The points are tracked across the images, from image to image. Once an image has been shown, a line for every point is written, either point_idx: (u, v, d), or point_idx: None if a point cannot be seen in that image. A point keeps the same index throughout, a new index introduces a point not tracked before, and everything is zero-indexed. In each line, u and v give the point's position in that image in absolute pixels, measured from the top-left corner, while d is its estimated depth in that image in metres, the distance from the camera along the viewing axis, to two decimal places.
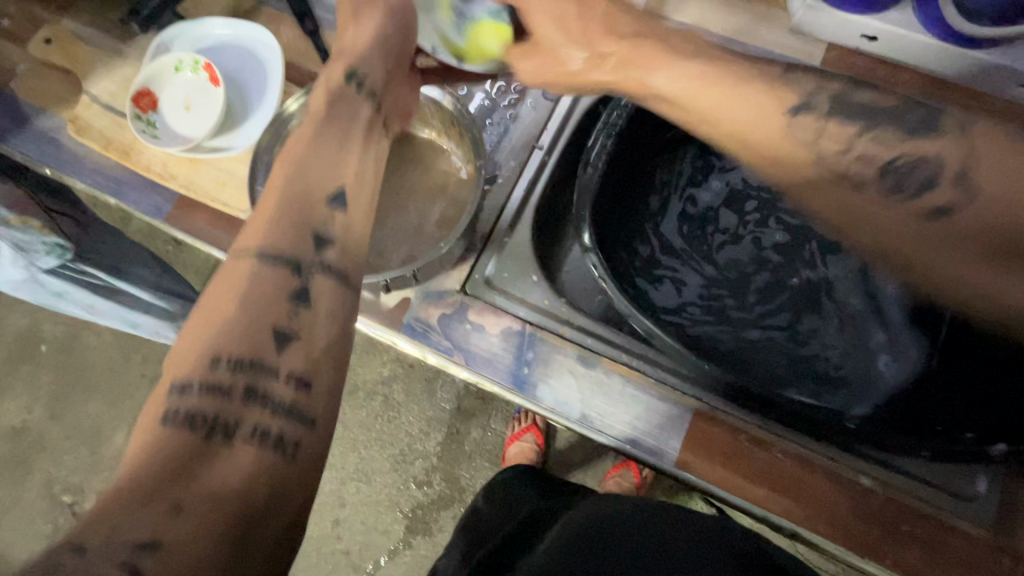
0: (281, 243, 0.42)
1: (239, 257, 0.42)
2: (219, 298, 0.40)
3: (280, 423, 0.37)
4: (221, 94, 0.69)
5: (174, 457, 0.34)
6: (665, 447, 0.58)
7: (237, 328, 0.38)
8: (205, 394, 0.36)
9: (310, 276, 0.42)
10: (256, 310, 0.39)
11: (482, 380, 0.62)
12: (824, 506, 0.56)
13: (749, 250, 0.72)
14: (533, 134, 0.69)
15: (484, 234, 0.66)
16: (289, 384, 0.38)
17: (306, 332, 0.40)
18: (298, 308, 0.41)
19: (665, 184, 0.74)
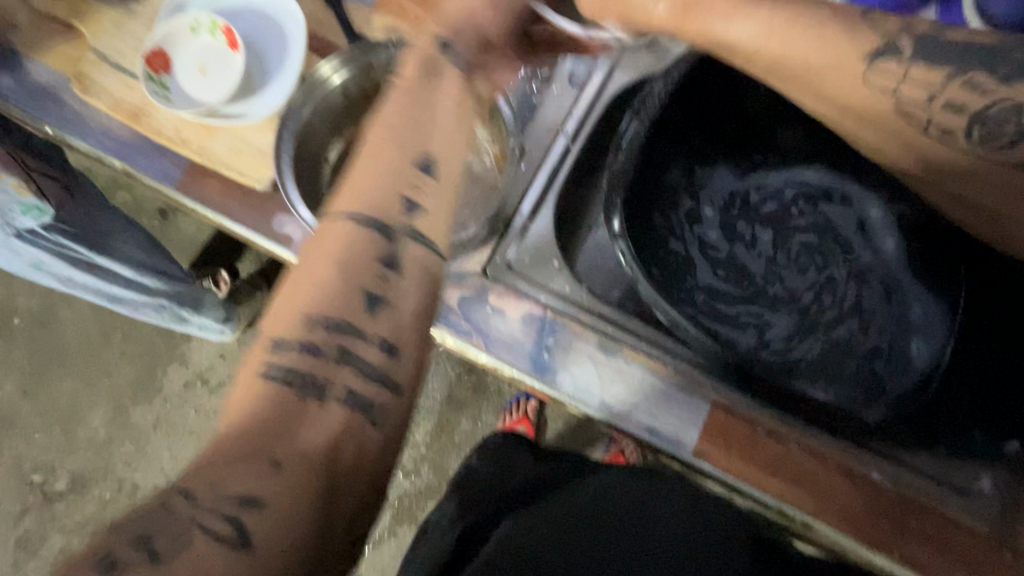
0: (375, 202, 0.39)
1: (329, 219, 0.39)
2: (319, 257, 0.38)
3: (371, 390, 0.36)
4: (240, 59, 0.67)
5: (281, 409, 0.34)
6: (682, 436, 0.59)
7: (338, 285, 0.37)
8: (300, 349, 0.35)
9: (399, 239, 0.38)
10: (352, 267, 0.37)
11: (500, 364, 0.62)
12: (834, 498, 0.57)
13: (772, 261, 0.72)
14: (558, 120, 0.69)
15: (506, 218, 0.65)
16: (375, 347, 0.37)
17: (394, 295, 0.37)
18: (388, 272, 0.38)
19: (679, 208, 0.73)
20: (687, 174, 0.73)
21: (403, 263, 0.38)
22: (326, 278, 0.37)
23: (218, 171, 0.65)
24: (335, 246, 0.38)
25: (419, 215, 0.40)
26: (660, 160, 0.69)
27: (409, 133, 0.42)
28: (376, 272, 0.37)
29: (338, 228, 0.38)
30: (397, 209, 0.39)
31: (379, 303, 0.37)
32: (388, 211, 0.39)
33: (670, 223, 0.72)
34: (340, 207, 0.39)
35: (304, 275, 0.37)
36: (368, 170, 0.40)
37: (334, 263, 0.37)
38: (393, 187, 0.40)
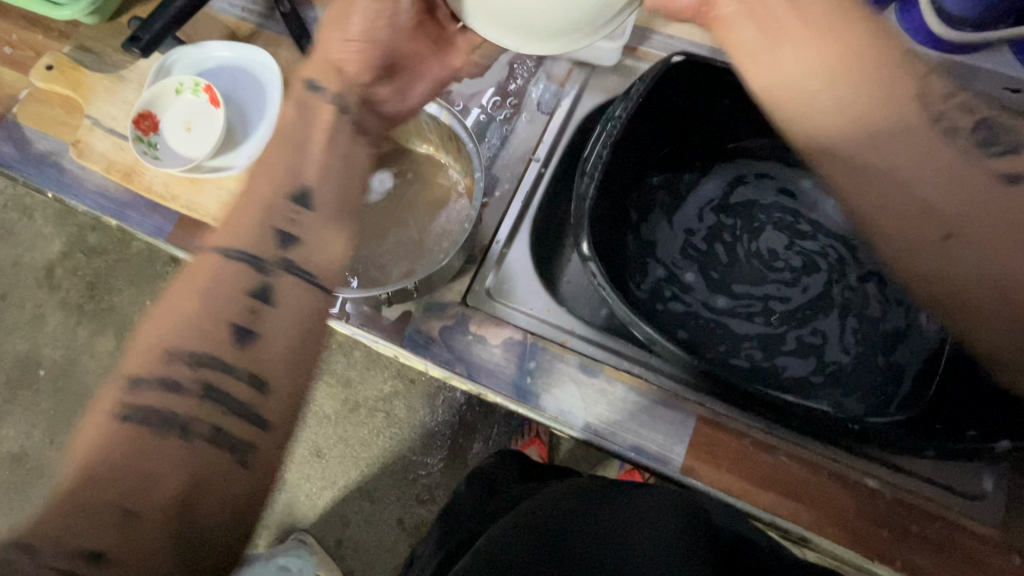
0: (248, 235, 0.41)
1: (198, 254, 0.41)
2: (180, 293, 0.39)
3: (233, 422, 0.37)
4: (221, 114, 0.70)
5: (119, 446, 0.35)
6: (670, 454, 0.58)
7: (197, 316, 0.38)
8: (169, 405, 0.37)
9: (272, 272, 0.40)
10: (211, 309, 0.39)
11: (485, 391, 0.62)
12: (831, 508, 0.56)
13: (785, 278, 0.71)
14: (529, 147, 0.71)
15: (483, 246, 0.67)
16: (242, 380, 0.38)
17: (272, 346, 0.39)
18: (258, 306, 0.39)
19: (658, 276, 0.71)
20: (638, 244, 0.72)
21: (276, 297, 0.40)
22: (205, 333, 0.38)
23: (205, 222, 0.69)
24: (195, 282, 0.39)
25: (294, 244, 0.42)
26: (613, 203, 0.68)
27: (296, 156, 0.44)
28: (245, 306, 0.39)
29: (209, 263, 0.40)
30: (273, 239, 0.41)
31: (246, 334, 0.38)
32: (266, 248, 0.41)
33: (651, 292, 0.70)
34: (208, 245, 0.41)
35: (162, 312, 0.38)
36: (248, 203, 0.43)
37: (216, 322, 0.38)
38: (266, 220, 0.42)
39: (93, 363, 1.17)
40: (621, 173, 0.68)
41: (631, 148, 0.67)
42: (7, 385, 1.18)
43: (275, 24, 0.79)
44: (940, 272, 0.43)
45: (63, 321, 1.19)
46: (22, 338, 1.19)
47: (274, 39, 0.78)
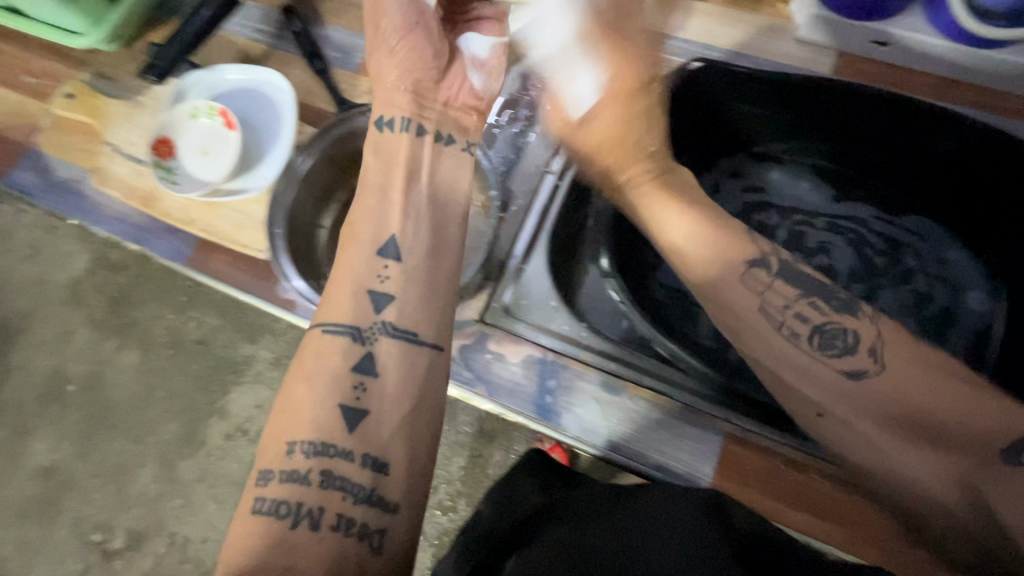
0: (346, 312, 0.50)
1: (310, 331, 0.50)
2: (299, 378, 0.48)
3: (361, 510, 0.43)
4: (236, 137, 0.70)
5: (264, 544, 0.40)
6: (697, 473, 0.57)
7: (316, 401, 0.46)
8: (284, 481, 0.43)
9: (373, 340, 0.49)
10: (332, 378, 0.47)
11: (505, 410, 0.62)
12: (871, 528, 0.54)
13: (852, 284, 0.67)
14: (544, 160, 0.70)
15: (499, 263, 0.66)
16: (364, 465, 0.44)
17: (376, 402, 0.46)
18: (365, 381, 0.47)
19: (713, 324, 0.67)
20: (671, 291, 0.68)
21: (378, 366, 0.48)
22: (311, 396, 0.46)
23: (224, 245, 0.69)
24: (312, 366, 0.48)
25: (386, 306, 0.50)
26: (634, 218, 0.67)
27: (373, 232, 0.53)
28: (356, 385, 0.47)
29: (329, 341, 0.49)
30: (365, 311, 0.50)
31: (359, 415, 0.45)
32: (363, 316, 0.50)
33: (715, 341, 0.66)
34: (318, 321, 0.50)
35: (285, 408, 0.46)
36: (337, 288, 0.51)
37: (310, 382, 0.47)
38: (358, 299, 0.50)
39: (119, 377, 1.18)
40: None
41: None
42: (38, 400, 1.20)
43: (287, 43, 0.80)
44: (874, 455, 0.45)
45: (90, 337, 1.21)
46: (51, 354, 1.21)
47: (287, 59, 0.79)
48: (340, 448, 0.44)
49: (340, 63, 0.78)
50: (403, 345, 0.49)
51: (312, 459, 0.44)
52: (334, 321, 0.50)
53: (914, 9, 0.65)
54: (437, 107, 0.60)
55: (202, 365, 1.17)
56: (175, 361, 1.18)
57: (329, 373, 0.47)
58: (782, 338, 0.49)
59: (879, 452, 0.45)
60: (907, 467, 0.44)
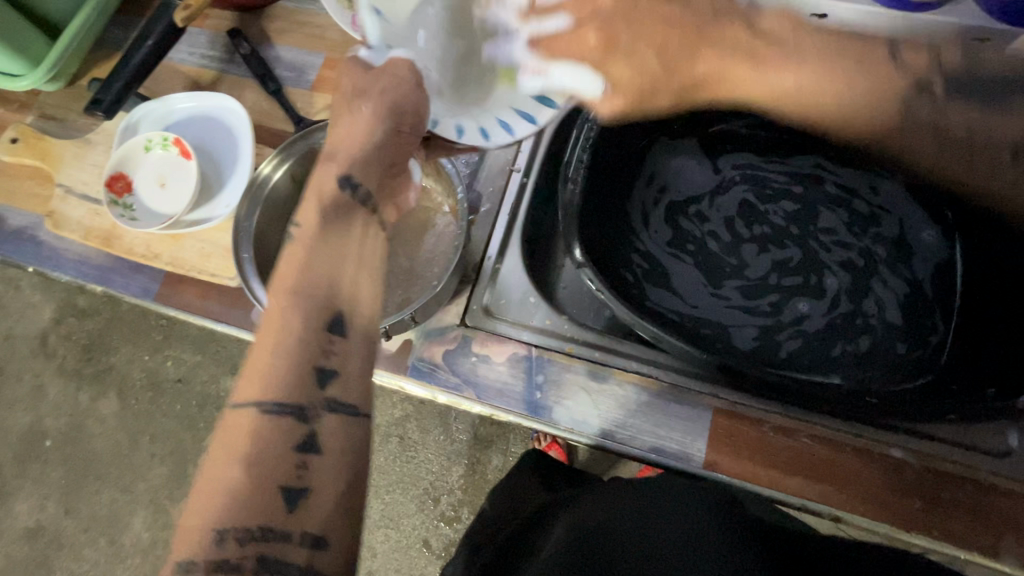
0: (278, 388, 0.42)
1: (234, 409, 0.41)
2: (219, 463, 0.39)
3: None
4: (194, 165, 0.69)
5: None
6: (691, 451, 0.57)
7: (239, 491, 0.38)
8: (208, 571, 0.36)
9: (316, 418, 0.42)
10: (267, 462, 0.40)
11: (495, 411, 0.62)
12: (859, 485, 0.55)
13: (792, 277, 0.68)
14: (508, 159, 0.71)
15: (474, 265, 0.67)
16: (301, 543, 0.39)
17: (315, 478, 0.40)
18: (308, 460, 0.41)
19: (755, 332, 0.66)
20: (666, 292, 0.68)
21: (322, 444, 0.42)
22: (239, 481, 0.38)
23: (192, 277, 0.67)
24: (239, 446, 0.40)
25: (332, 383, 0.44)
26: (603, 207, 0.68)
27: (307, 305, 0.45)
28: (297, 463, 0.40)
29: (240, 416, 0.41)
30: (310, 380, 0.43)
31: (297, 495, 0.39)
32: (303, 390, 0.42)
33: (757, 347, 0.65)
34: (245, 398, 0.41)
35: (198, 502, 0.38)
36: (256, 366, 0.42)
37: (236, 463, 0.39)
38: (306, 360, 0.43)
39: (98, 426, 1.15)
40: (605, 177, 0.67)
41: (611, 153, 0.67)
42: (14, 460, 1.16)
43: (238, 67, 0.79)
44: None
45: (64, 389, 1.17)
46: (24, 411, 1.17)
47: (237, 83, 0.78)
48: (279, 529, 0.38)
49: (292, 83, 0.77)
50: (349, 417, 0.44)
51: (240, 546, 0.37)
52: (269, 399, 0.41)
53: None
54: (390, 179, 0.53)
55: (184, 404, 1.14)
56: (154, 404, 1.14)
57: (264, 458, 0.40)
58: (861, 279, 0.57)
59: None
60: None
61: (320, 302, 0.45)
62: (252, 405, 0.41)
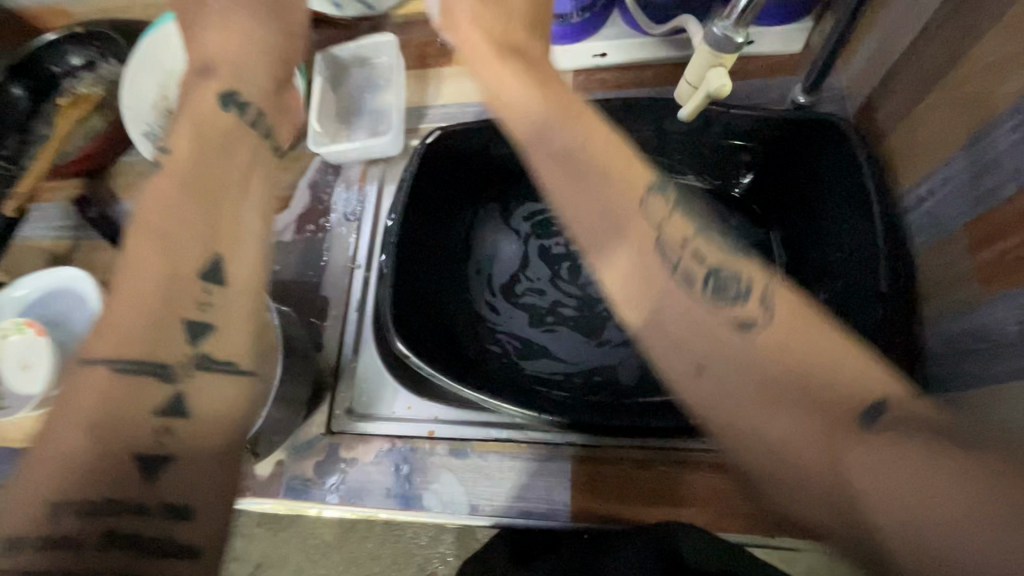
0: (142, 343, 0.40)
1: (87, 362, 0.40)
2: (68, 422, 0.38)
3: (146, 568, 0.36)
4: (48, 342, 0.70)
5: None
6: (558, 505, 0.58)
7: (86, 461, 0.37)
8: (45, 546, 0.34)
9: (177, 383, 0.41)
10: (116, 424, 0.39)
11: (373, 511, 0.62)
12: (717, 502, 0.56)
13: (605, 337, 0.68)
14: (350, 258, 0.74)
15: (331, 369, 0.69)
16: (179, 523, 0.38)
17: (184, 458, 0.39)
18: (171, 426, 0.40)
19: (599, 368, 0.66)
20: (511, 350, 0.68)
21: (189, 408, 0.41)
22: (83, 454, 0.37)
23: None
24: (87, 408, 0.38)
25: (201, 338, 0.43)
26: (430, 285, 0.68)
27: (168, 261, 0.43)
28: (151, 429, 0.39)
29: (94, 377, 0.39)
30: (175, 340, 0.42)
31: (159, 463, 0.38)
32: (161, 360, 0.41)
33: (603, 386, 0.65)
34: (100, 353, 0.40)
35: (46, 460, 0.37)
36: (145, 290, 0.42)
37: (85, 428, 0.37)
38: (163, 330, 0.41)
39: None
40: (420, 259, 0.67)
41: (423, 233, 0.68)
42: None
43: (91, 230, 0.83)
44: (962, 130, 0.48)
45: None
46: None
47: (93, 247, 0.82)
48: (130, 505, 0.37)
49: None
50: (232, 374, 0.44)
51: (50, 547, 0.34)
52: (118, 356, 0.40)
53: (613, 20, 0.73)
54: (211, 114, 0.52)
55: None
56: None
57: (119, 409, 0.39)
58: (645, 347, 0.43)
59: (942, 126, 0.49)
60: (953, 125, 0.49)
61: (186, 256, 0.43)
62: (103, 362, 0.39)
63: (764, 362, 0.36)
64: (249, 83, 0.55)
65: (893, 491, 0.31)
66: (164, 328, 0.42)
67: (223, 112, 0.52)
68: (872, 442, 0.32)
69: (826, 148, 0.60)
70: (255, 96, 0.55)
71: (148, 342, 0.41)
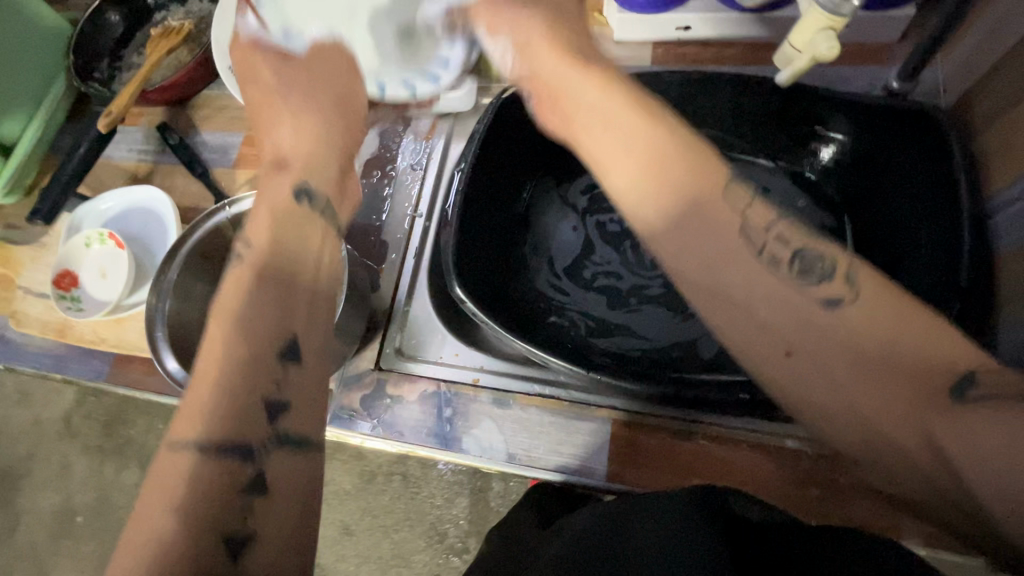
0: (217, 427, 0.39)
1: (169, 442, 0.39)
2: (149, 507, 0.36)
3: None
4: (127, 254, 0.75)
5: None
6: (593, 464, 0.60)
7: (157, 555, 0.34)
8: None
9: (261, 461, 0.40)
10: (198, 495, 0.37)
11: (413, 447, 0.65)
12: (753, 479, 0.56)
13: (656, 309, 0.68)
14: (412, 206, 0.75)
15: (385, 310, 0.71)
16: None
17: (261, 525, 0.38)
18: (253, 501, 0.38)
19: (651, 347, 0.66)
20: (563, 316, 0.69)
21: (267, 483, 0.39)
22: (152, 543, 0.35)
23: (136, 355, 0.74)
24: (171, 489, 0.37)
25: (282, 416, 0.41)
26: (494, 240, 0.70)
27: (261, 333, 0.42)
28: (233, 505, 0.38)
29: (172, 459, 0.38)
30: (260, 419, 0.40)
31: (237, 545, 0.36)
32: (233, 464, 0.39)
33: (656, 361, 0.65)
34: (179, 434, 0.39)
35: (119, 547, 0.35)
36: (210, 371, 0.40)
37: (167, 511, 0.36)
38: (243, 411, 0.40)
39: None
40: (486, 214, 0.69)
41: (490, 191, 0.69)
42: None
43: (168, 155, 0.86)
44: None
45: None
46: None
47: (171, 172, 0.86)
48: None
49: (217, 163, 0.85)
50: (297, 451, 0.41)
51: None
52: (202, 437, 0.39)
53: None
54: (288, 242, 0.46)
55: None
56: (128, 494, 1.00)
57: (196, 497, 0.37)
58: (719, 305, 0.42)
59: None
60: None
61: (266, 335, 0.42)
62: (186, 446, 0.38)
63: (860, 351, 0.38)
64: (318, 171, 0.50)
65: (981, 445, 0.35)
66: (239, 416, 0.40)
67: (297, 205, 0.48)
68: (962, 414, 0.35)
69: (917, 143, 0.58)
70: (327, 185, 0.50)
71: (230, 428, 0.39)
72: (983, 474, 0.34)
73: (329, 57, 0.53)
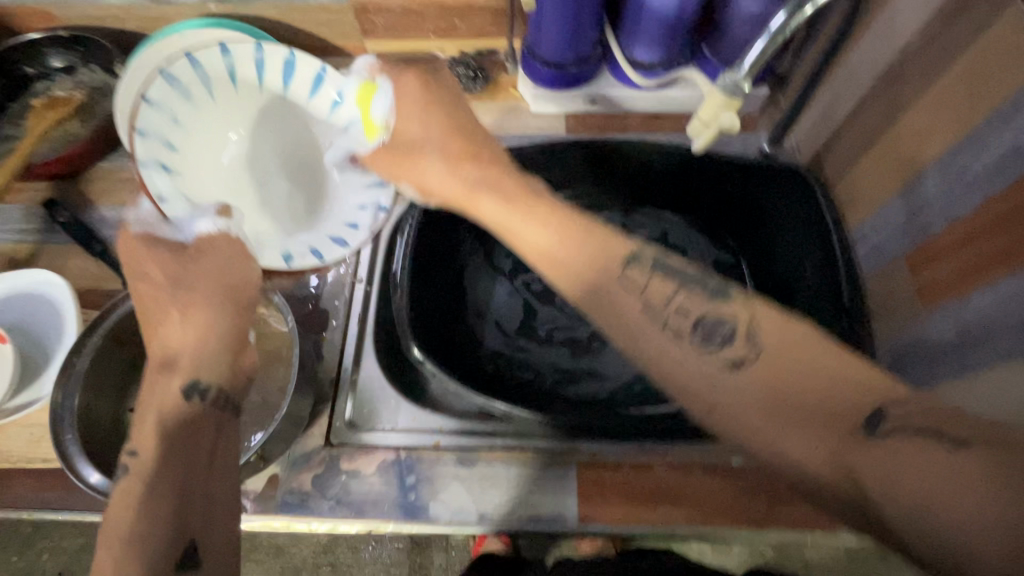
0: None
1: None
2: None
3: None
4: (9, 349, 0.64)
5: None
6: (564, 510, 0.60)
7: None
8: None
9: None
10: None
11: (375, 524, 0.61)
12: (710, 499, 0.60)
13: (593, 359, 0.72)
14: (351, 271, 0.74)
15: (330, 381, 0.68)
16: None
17: None
18: None
19: (598, 388, 0.70)
20: (511, 368, 0.71)
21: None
22: None
23: (23, 468, 0.63)
24: None
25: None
26: (436, 301, 0.69)
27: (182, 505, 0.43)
28: None
29: None
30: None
31: None
32: None
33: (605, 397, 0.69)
34: None
35: None
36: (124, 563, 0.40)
37: None
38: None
39: None
40: (429, 273, 0.69)
41: (431, 254, 0.70)
42: None
43: (56, 235, 0.77)
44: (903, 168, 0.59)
45: None
46: None
47: (60, 252, 0.77)
48: None
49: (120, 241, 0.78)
50: None
51: None
52: None
53: (604, 72, 0.82)
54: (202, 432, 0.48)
55: None
56: None
57: None
58: (666, 338, 0.47)
59: (886, 169, 0.62)
60: (888, 170, 0.61)
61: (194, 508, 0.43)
62: None
63: (794, 397, 0.41)
64: (211, 363, 0.52)
65: (897, 475, 0.38)
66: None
67: (189, 401, 0.49)
68: (878, 449, 0.38)
69: (788, 189, 0.71)
70: (221, 375, 0.52)
71: None
72: (933, 515, 0.35)
73: (220, 244, 0.59)
